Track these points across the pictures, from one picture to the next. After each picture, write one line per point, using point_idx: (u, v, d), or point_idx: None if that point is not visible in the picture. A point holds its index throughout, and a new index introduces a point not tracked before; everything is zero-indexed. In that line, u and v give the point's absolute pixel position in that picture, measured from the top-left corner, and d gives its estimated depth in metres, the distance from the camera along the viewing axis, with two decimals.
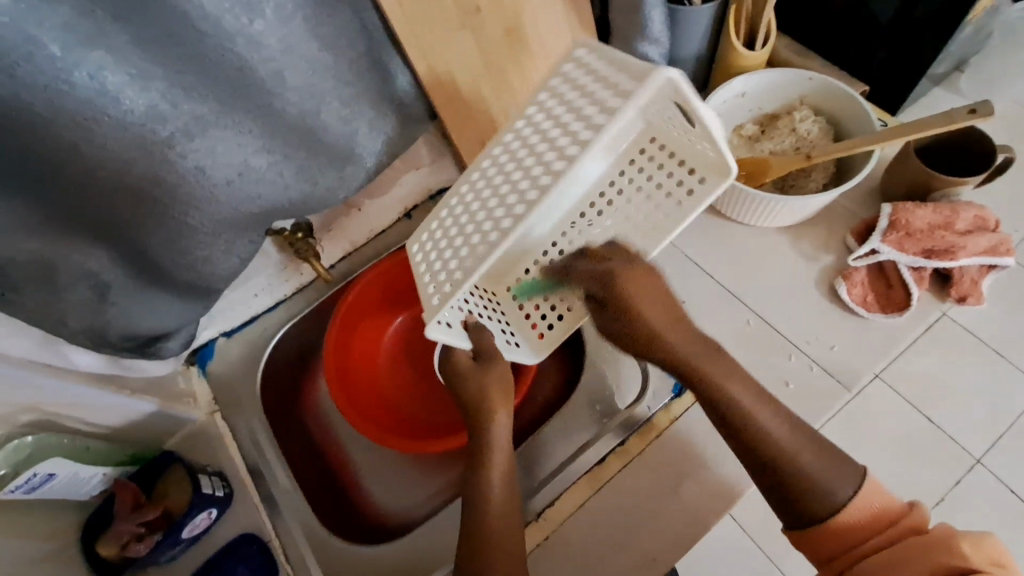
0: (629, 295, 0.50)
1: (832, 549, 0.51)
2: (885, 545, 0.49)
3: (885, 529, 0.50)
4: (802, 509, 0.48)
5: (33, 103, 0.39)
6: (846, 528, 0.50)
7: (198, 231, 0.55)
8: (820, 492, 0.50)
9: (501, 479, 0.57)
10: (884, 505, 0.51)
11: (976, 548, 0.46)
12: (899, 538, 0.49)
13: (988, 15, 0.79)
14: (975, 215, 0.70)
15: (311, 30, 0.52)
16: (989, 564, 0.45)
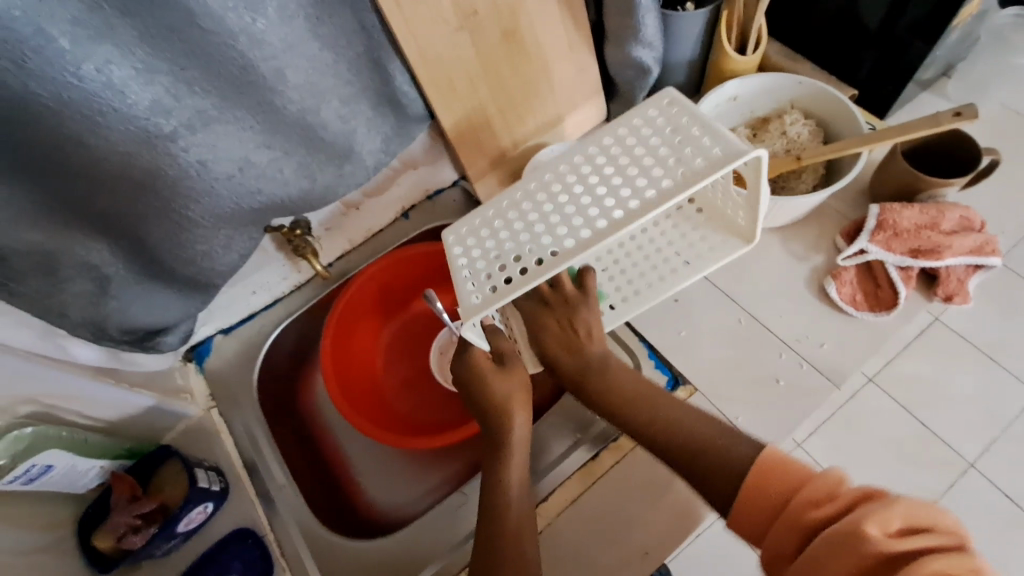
0: (541, 320, 0.62)
1: (756, 533, 0.47)
2: (781, 533, 0.44)
3: (784, 510, 0.45)
4: (719, 497, 0.49)
5: (41, 95, 0.40)
6: (752, 510, 0.47)
7: (199, 225, 0.55)
8: (719, 456, 0.50)
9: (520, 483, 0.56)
10: (776, 482, 0.46)
11: (882, 526, 0.39)
12: (796, 522, 0.44)
13: (973, 23, 0.81)
14: (960, 216, 0.71)
15: (310, 30, 0.54)
16: (898, 537, 0.39)
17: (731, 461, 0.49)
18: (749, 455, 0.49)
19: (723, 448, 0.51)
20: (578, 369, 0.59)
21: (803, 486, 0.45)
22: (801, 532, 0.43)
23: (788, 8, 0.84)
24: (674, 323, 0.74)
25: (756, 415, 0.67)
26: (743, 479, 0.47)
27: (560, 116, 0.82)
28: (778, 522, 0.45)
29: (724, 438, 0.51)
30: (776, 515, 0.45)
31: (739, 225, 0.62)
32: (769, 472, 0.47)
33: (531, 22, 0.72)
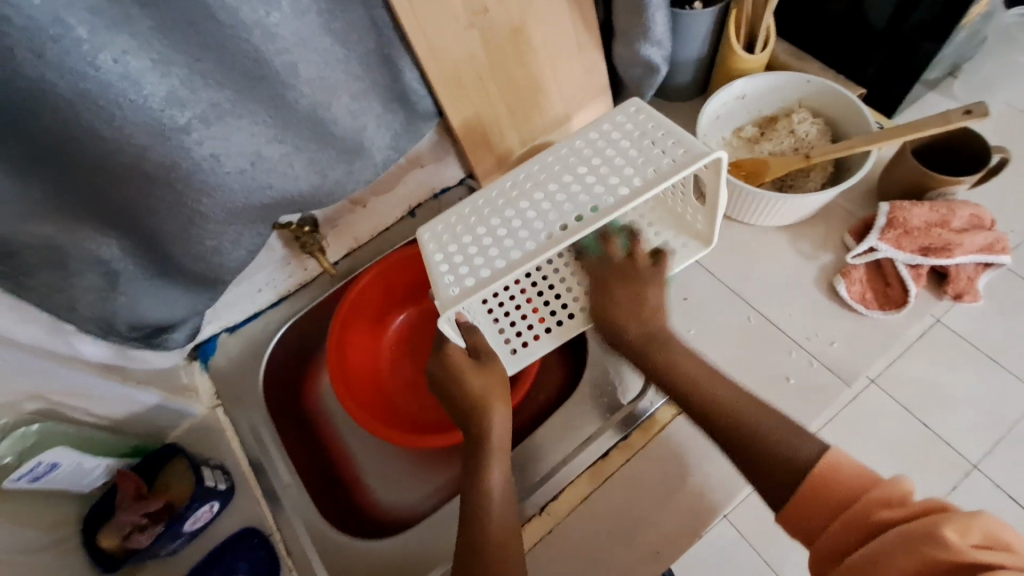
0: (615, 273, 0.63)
1: (811, 530, 0.48)
2: (841, 532, 0.46)
3: (853, 508, 0.46)
4: (778, 492, 0.50)
5: (57, 85, 0.40)
6: (812, 506, 0.48)
7: (209, 219, 0.55)
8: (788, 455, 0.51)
9: (501, 492, 0.56)
10: (850, 483, 0.47)
11: (963, 534, 0.40)
12: (859, 523, 0.45)
13: (981, 22, 0.81)
14: (970, 214, 0.71)
15: (323, 24, 0.53)
16: (976, 548, 0.40)
17: (800, 452, 0.51)
18: (815, 450, 0.50)
19: (785, 442, 0.52)
20: (642, 339, 0.61)
21: (871, 488, 0.46)
22: (863, 532, 0.45)
23: (796, 8, 0.84)
24: (683, 321, 0.74)
25: None
26: (805, 476, 0.49)
27: (567, 114, 0.82)
28: (843, 518, 0.46)
29: (790, 436, 0.52)
30: (840, 513, 0.47)
31: (697, 227, 0.66)
32: (833, 472, 0.48)
33: (540, 19, 0.72)
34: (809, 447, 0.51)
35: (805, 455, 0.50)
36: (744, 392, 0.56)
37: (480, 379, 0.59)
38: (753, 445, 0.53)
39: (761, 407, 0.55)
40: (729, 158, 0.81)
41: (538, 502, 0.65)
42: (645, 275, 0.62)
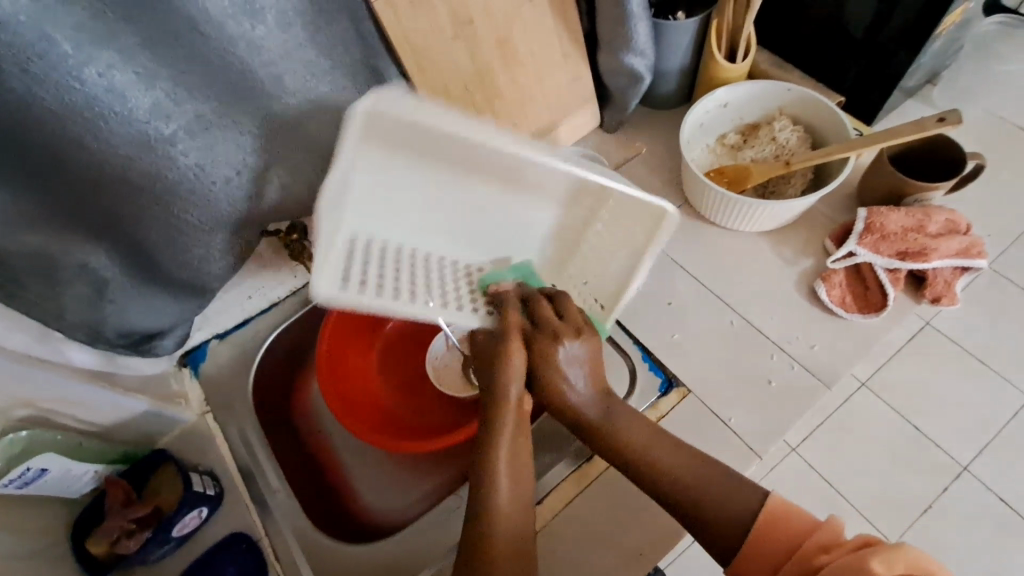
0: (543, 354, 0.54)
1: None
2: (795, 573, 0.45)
3: (795, 554, 0.45)
4: (717, 542, 0.49)
5: (43, 98, 0.41)
6: (760, 557, 0.47)
7: (195, 228, 0.56)
8: (721, 516, 0.49)
9: (510, 481, 0.51)
10: (790, 528, 0.46)
11: (888, 565, 0.40)
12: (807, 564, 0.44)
13: (957, 31, 0.83)
14: (946, 218, 0.72)
15: (307, 37, 0.54)
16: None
17: (735, 517, 0.48)
18: (751, 503, 0.49)
19: (692, 475, 0.52)
20: (601, 414, 0.55)
21: (813, 532, 0.45)
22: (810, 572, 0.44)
23: (776, 18, 0.85)
24: (667, 326, 0.75)
25: (749, 416, 0.68)
26: (753, 521, 0.48)
27: (553, 123, 0.83)
28: (791, 562, 0.45)
29: (743, 487, 0.50)
30: (786, 558, 0.46)
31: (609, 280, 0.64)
32: (775, 520, 0.47)
33: (524, 30, 0.73)
34: (747, 497, 0.49)
35: (744, 504, 0.49)
36: (670, 456, 0.53)
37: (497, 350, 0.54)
38: (698, 511, 0.50)
39: (686, 460, 0.53)
40: (712, 164, 0.83)
41: (523, 506, 0.66)
42: (568, 329, 0.55)
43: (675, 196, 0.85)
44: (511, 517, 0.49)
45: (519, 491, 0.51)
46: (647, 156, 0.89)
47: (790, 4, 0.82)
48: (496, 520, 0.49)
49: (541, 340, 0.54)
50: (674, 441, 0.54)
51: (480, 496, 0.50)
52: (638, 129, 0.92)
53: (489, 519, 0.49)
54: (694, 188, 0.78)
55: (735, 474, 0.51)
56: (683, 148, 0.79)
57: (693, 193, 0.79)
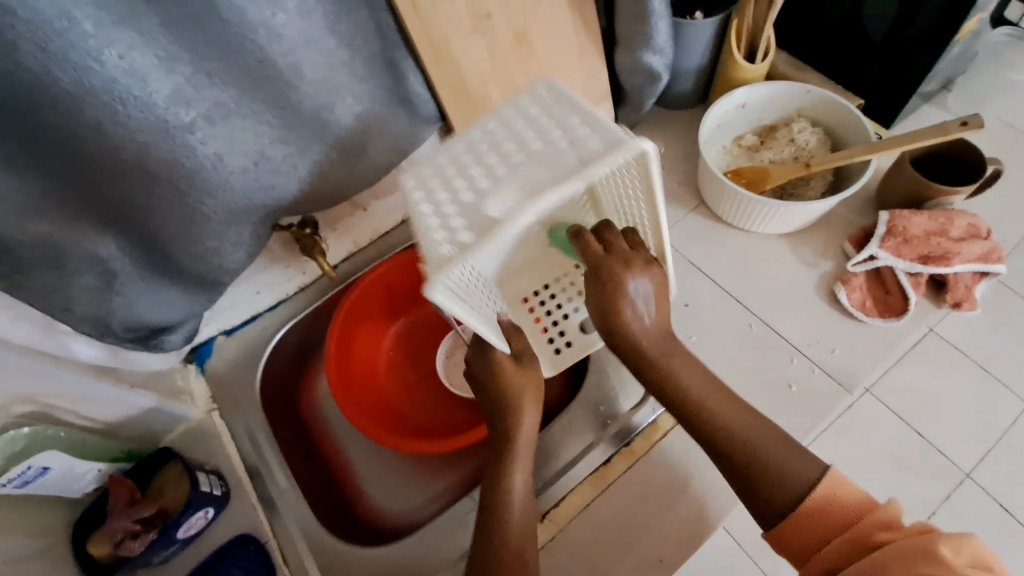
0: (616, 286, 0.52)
1: (804, 551, 0.49)
2: (843, 549, 0.47)
3: (851, 527, 0.48)
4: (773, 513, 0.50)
5: (61, 80, 0.39)
6: (810, 528, 0.49)
7: (210, 220, 0.54)
8: (786, 478, 0.50)
9: (523, 493, 0.55)
10: (847, 504, 0.49)
11: (958, 552, 0.43)
12: (862, 539, 0.47)
13: (975, 37, 0.82)
14: (968, 223, 0.72)
15: (329, 26, 0.53)
16: (969, 566, 0.42)
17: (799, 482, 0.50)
18: (815, 474, 0.50)
19: (793, 463, 0.50)
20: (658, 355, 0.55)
21: (868, 511, 0.48)
22: (866, 547, 0.47)
23: (794, 20, 0.85)
24: (685, 327, 0.74)
25: (769, 420, 0.67)
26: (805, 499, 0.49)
27: None
28: (845, 534, 0.48)
29: (798, 458, 0.51)
30: (842, 530, 0.48)
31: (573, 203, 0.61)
32: (837, 493, 0.49)
33: (544, 27, 0.73)
34: (805, 468, 0.50)
35: (801, 477, 0.50)
36: (737, 411, 0.54)
37: (522, 376, 0.56)
38: (764, 477, 0.50)
39: (760, 428, 0.53)
40: (729, 166, 0.82)
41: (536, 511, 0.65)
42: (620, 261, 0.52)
43: (691, 196, 0.84)
44: (522, 520, 0.53)
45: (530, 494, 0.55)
46: (663, 156, 0.88)
47: (809, 6, 0.82)
48: (508, 519, 0.53)
49: (677, 363, 0.55)
50: (726, 391, 0.55)
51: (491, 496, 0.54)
52: (653, 129, 0.91)
53: (505, 519, 0.53)
54: (712, 189, 0.77)
55: (807, 451, 0.52)
56: (702, 148, 0.78)
57: (711, 194, 0.79)
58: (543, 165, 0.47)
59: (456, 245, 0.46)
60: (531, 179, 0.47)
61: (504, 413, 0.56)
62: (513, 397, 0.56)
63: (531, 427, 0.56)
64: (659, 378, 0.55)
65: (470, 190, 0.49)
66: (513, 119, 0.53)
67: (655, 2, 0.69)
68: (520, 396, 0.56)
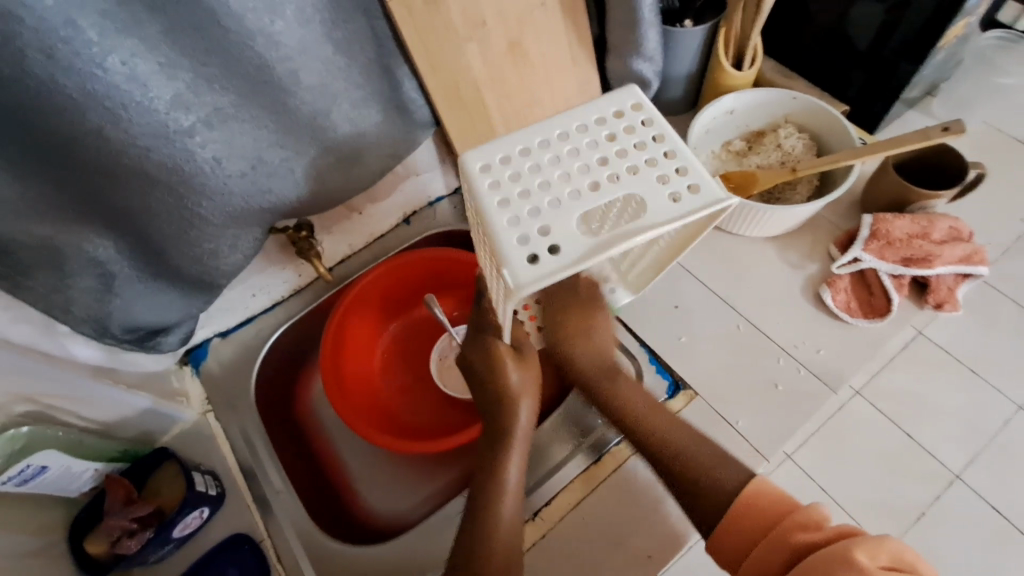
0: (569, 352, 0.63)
1: (729, 555, 0.52)
2: (764, 553, 0.49)
3: (770, 533, 0.50)
4: (706, 517, 0.54)
5: (66, 86, 0.40)
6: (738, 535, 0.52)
7: (209, 223, 0.55)
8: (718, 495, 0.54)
9: (515, 490, 0.56)
10: (770, 509, 0.51)
11: (873, 557, 0.43)
12: (782, 544, 0.49)
13: (959, 44, 0.84)
14: (950, 226, 0.73)
15: (325, 33, 0.55)
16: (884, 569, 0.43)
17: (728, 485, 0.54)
18: (739, 478, 0.54)
19: (728, 472, 0.55)
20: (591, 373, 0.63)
21: (791, 514, 0.50)
22: (788, 549, 0.48)
23: (782, 28, 0.87)
24: (675, 328, 0.75)
25: (756, 419, 0.68)
26: (732, 501, 0.53)
27: None
28: (764, 541, 0.50)
29: (722, 466, 0.56)
30: (760, 538, 0.51)
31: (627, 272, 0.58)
32: (760, 498, 0.52)
33: (536, 34, 0.74)
34: (735, 474, 0.55)
35: (731, 480, 0.54)
36: (684, 430, 0.59)
37: (520, 374, 0.57)
38: (695, 480, 0.55)
39: (700, 443, 0.58)
40: (718, 170, 0.84)
41: (518, 518, 0.66)
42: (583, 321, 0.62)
43: None
44: (510, 514, 0.55)
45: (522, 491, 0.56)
46: None
47: (796, 14, 0.84)
48: (497, 515, 0.54)
49: (625, 390, 0.62)
50: (665, 412, 0.60)
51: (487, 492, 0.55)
52: None
53: (494, 521, 0.54)
54: None
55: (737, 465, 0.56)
56: (691, 152, 0.80)
57: None
58: (595, 185, 0.40)
59: (532, 260, 0.37)
60: (610, 209, 0.39)
61: (501, 407, 0.58)
62: (512, 397, 0.57)
63: (527, 421, 0.57)
64: (609, 405, 0.62)
65: (536, 204, 0.40)
66: (593, 131, 0.43)
67: (645, 11, 0.71)
68: (519, 390, 0.57)
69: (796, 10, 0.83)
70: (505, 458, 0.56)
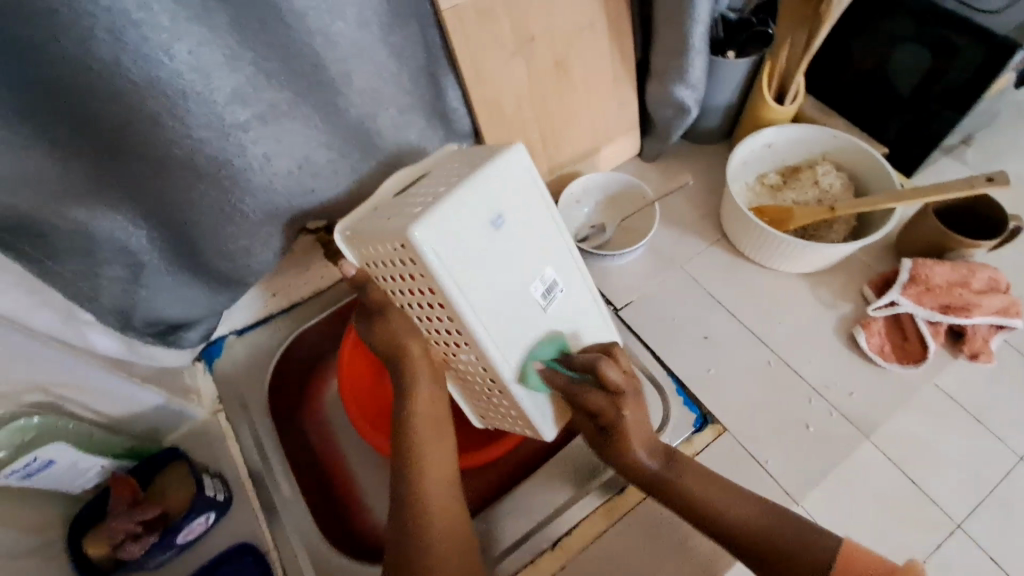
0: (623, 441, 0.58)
1: None
2: None
3: (889, 575, 0.49)
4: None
5: (129, 70, 0.39)
6: None
7: (248, 219, 0.54)
8: (800, 559, 0.51)
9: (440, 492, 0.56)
10: (873, 565, 0.50)
11: None
12: None
13: (999, 95, 0.85)
14: (989, 276, 0.72)
15: (381, 37, 0.54)
16: None
17: (817, 551, 0.51)
18: (826, 545, 0.51)
19: (748, 520, 0.54)
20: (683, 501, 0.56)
21: (887, 565, 0.49)
22: None
23: (824, 67, 0.87)
24: (704, 360, 0.74)
25: (785, 460, 0.67)
26: (834, 565, 0.50)
27: (597, 146, 0.84)
28: None
29: (777, 524, 0.53)
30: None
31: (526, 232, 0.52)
32: (852, 559, 0.50)
33: (582, 54, 0.74)
34: (814, 538, 0.52)
35: (816, 559, 0.51)
36: (732, 501, 0.55)
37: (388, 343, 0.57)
38: (785, 561, 0.51)
39: (758, 509, 0.55)
40: (752, 203, 0.83)
41: (536, 548, 0.64)
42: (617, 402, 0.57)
43: (713, 230, 0.85)
44: (443, 506, 0.56)
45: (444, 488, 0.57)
46: (688, 188, 0.89)
47: (839, 53, 0.84)
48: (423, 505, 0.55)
49: (679, 476, 0.57)
50: (704, 477, 0.57)
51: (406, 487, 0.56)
52: (678, 161, 0.92)
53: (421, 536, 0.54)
54: (736, 224, 0.78)
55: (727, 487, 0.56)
56: (728, 182, 0.79)
57: (733, 229, 0.80)
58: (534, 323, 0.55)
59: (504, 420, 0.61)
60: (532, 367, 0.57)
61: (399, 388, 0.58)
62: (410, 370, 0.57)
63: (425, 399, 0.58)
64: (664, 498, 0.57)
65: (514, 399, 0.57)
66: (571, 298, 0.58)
67: (695, 40, 0.70)
68: (411, 362, 0.57)
69: (840, 50, 0.84)
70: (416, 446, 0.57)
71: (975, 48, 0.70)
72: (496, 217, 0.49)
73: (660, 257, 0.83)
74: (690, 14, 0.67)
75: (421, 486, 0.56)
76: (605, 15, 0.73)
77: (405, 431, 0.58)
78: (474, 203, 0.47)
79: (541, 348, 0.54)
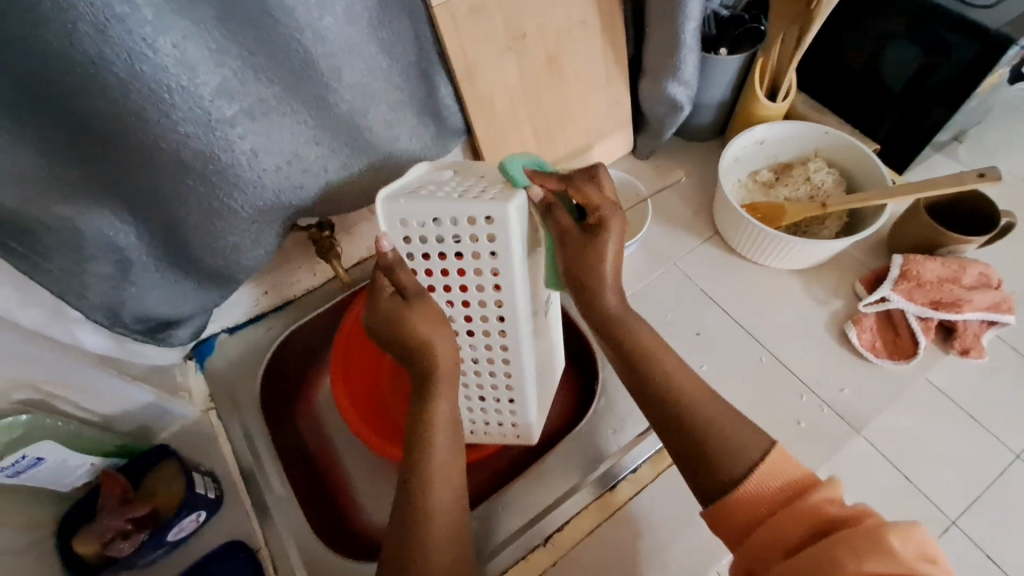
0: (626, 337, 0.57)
1: (737, 532, 0.49)
2: (773, 531, 0.47)
3: (797, 495, 0.48)
4: (713, 491, 0.51)
5: (113, 64, 0.39)
6: (749, 506, 0.50)
7: (237, 215, 0.53)
8: (728, 454, 0.52)
9: (451, 496, 0.53)
10: (792, 478, 0.50)
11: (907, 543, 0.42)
12: (794, 520, 0.47)
13: (991, 92, 0.85)
14: (981, 273, 0.72)
15: (370, 33, 0.54)
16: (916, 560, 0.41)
17: (741, 453, 0.51)
18: (755, 458, 0.51)
19: (730, 433, 0.53)
20: (685, 403, 0.55)
21: (815, 487, 0.49)
22: (818, 520, 0.46)
23: (817, 64, 0.87)
24: (695, 356, 0.74)
25: None
26: (755, 471, 0.50)
27: (589, 143, 0.84)
28: (781, 513, 0.48)
29: (735, 430, 0.53)
30: (778, 508, 0.49)
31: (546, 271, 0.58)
32: (773, 467, 0.50)
33: (574, 49, 0.74)
34: (752, 442, 0.52)
35: (748, 452, 0.51)
36: (716, 406, 0.55)
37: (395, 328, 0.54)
38: (709, 455, 0.52)
39: (733, 418, 0.54)
40: (744, 199, 0.83)
41: (527, 544, 0.63)
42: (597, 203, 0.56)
43: (705, 227, 0.85)
44: (448, 514, 0.52)
45: (454, 487, 0.54)
46: (681, 185, 0.89)
47: (832, 50, 0.84)
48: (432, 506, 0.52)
49: (672, 364, 0.57)
50: (707, 391, 0.56)
51: (413, 481, 0.52)
52: (671, 159, 0.92)
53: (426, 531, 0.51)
54: (728, 220, 0.78)
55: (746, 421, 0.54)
56: (720, 177, 0.79)
57: (726, 225, 0.80)
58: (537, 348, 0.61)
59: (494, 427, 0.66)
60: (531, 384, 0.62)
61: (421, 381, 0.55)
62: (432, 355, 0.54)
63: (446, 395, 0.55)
64: (661, 388, 0.56)
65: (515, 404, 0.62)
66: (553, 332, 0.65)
67: (687, 35, 0.70)
68: (440, 365, 0.54)
69: (833, 47, 0.84)
70: (427, 453, 0.53)
71: (966, 45, 0.70)
72: (540, 214, 0.54)
73: (652, 253, 0.83)
74: (681, 10, 0.67)
75: (426, 485, 0.52)
76: (597, 11, 0.73)
77: (418, 437, 0.54)
78: (530, 198, 0.52)
79: (523, 159, 0.55)
